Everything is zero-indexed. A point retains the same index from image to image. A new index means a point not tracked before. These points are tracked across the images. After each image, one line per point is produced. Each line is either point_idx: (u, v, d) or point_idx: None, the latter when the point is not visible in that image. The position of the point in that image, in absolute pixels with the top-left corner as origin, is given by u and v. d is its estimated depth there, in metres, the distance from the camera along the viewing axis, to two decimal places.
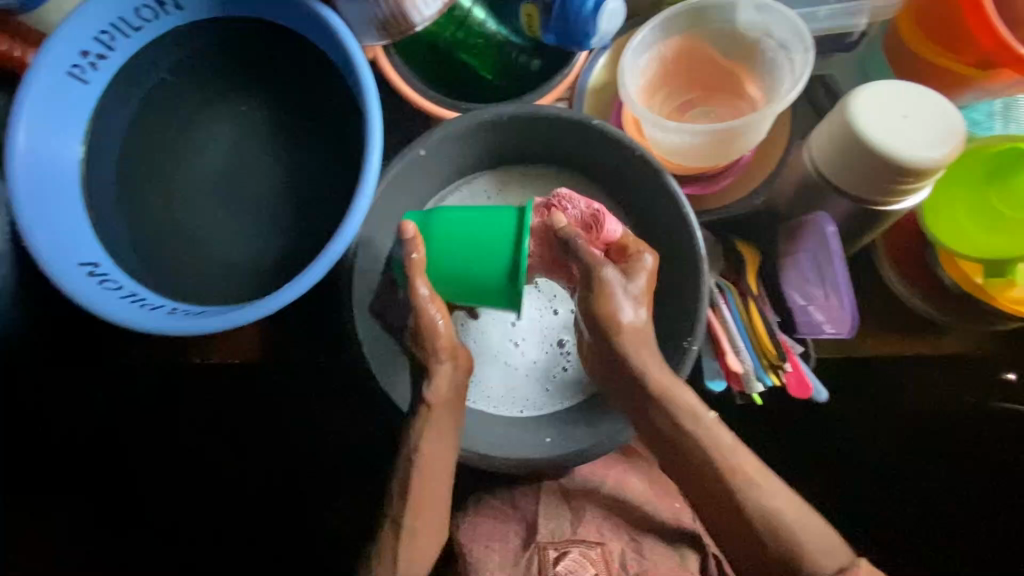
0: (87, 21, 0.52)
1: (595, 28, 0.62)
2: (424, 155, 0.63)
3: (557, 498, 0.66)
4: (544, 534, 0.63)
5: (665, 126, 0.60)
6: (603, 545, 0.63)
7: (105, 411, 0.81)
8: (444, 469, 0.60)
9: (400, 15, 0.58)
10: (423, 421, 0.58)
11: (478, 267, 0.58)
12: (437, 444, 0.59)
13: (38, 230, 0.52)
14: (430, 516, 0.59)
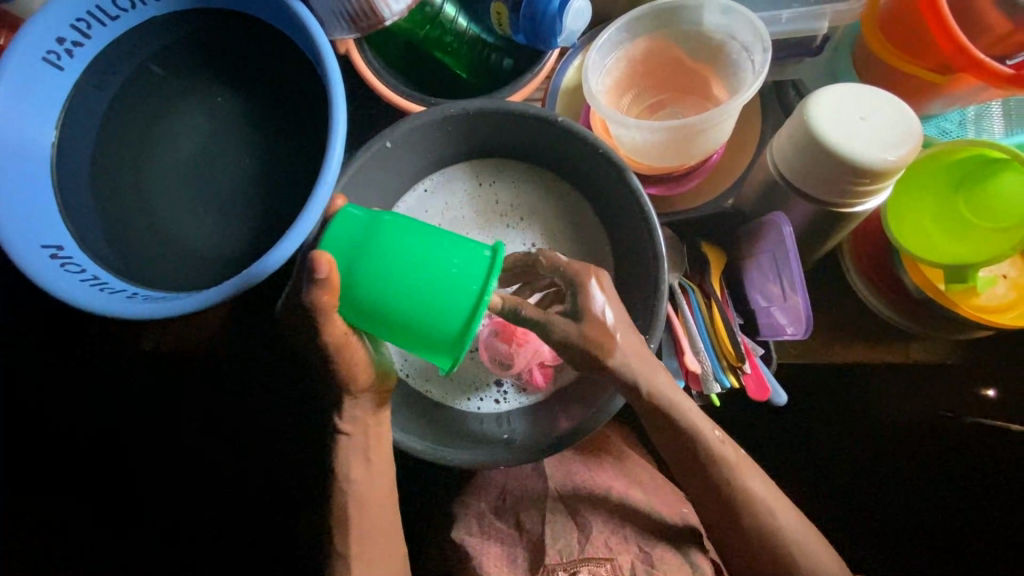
0: (63, 10, 0.66)
1: (561, 25, 0.64)
2: (390, 146, 0.66)
3: (564, 517, 0.71)
4: (552, 555, 0.67)
5: (627, 125, 0.60)
6: (612, 561, 0.67)
7: (106, 412, 0.92)
8: (381, 488, 0.70)
9: (370, 10, 0.64)
10: (353, 452, 0.68)
11: (432, 310, 0.55)
12: (376, 475, 0.70)
13: (4, 209, 0.64)
14: (373, 539, 0.69)
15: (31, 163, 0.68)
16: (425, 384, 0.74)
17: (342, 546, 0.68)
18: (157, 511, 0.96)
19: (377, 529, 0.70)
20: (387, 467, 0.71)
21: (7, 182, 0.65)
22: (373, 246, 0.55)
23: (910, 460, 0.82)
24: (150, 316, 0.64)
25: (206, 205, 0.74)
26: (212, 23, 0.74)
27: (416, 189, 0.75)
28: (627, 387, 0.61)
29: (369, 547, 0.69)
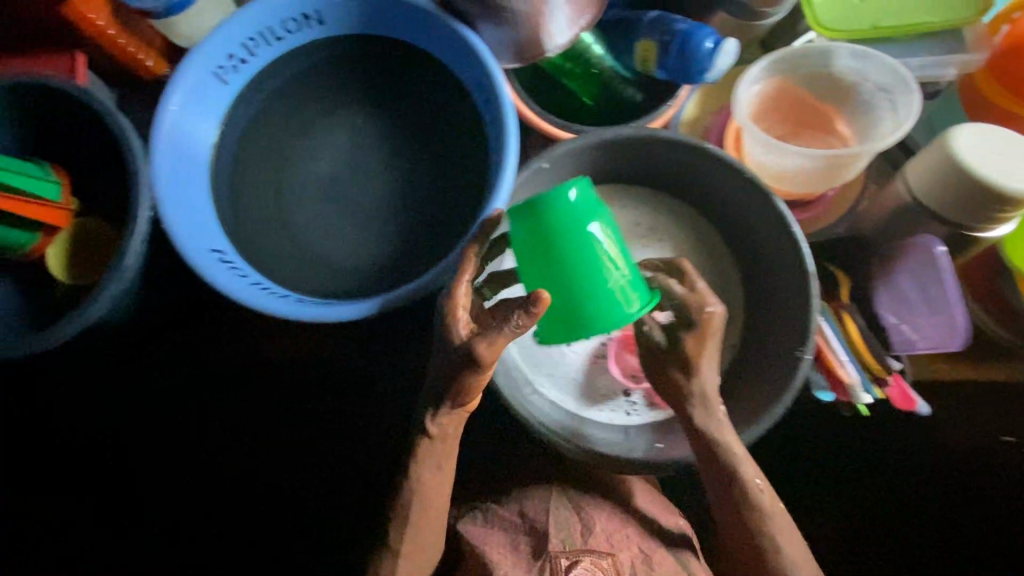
0: (237, 29, 0.70)
1: (710, 65, 0.69)
2: (547, 166, 0.70)
3: (567, 509, 0.74)
4: (556, 543, 0.69)
5: (790, 153, 0.65)
6: (613, 556, 0.69)
7: (115, 408, 0.92)
8: (439, 483, 0.68)
9: (537, 42, 0.69)
10: (423, 451, 0.66)
11: (582, 291, 0.59)
12: (430, 475, 0.67)
13: (173, 212, 0.66)
14: (423, 532, 0.69)
15: (190, 169, 0.70)
16: (559, 394, 0.74)
17: (395, 538, 0.69)
18: (157, 511, 0.94)
19: (425, 531, 0.69)
20: (446, 475, 0.69)
21: (177, 186, 0.68)
22: (563, 220, 0.58)
23: (954, 475, 0.87)
24: (331, 317, 0.66)
25: (343, 221, 0.74)
26: (364, 46, 0.76)
27: None
28: (700, 403, 0.66)
29: (421, 536, 0.69)
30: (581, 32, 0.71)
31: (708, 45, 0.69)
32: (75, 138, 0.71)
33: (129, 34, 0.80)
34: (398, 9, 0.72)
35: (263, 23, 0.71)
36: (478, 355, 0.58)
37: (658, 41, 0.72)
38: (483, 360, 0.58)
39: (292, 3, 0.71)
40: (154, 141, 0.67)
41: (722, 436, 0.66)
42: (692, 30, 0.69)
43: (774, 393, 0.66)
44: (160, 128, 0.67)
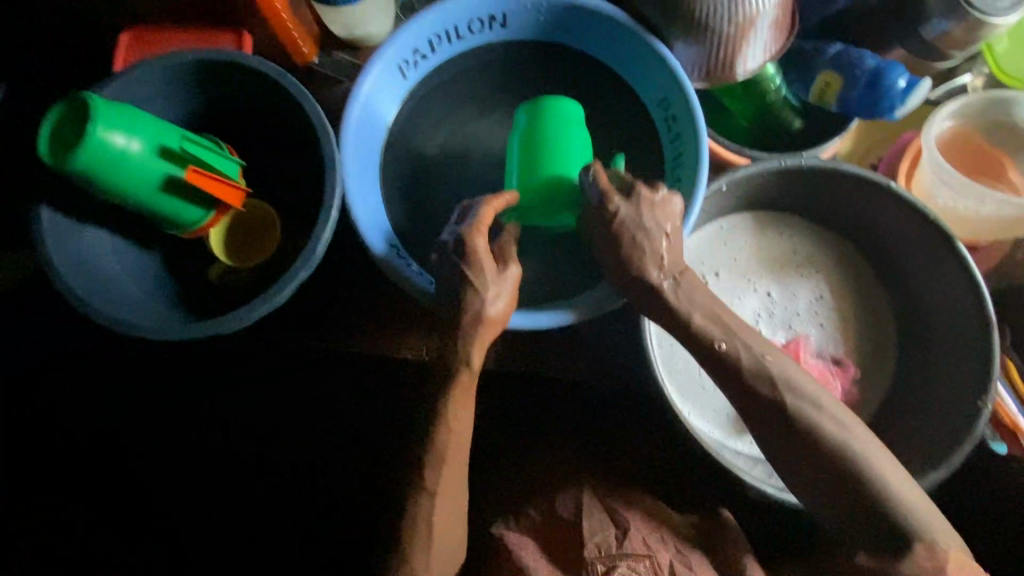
0: (426, 26, 0.69)
1: (903, 101, 0.70)
2: (722, 188, 0.72)
3: (601, 512, 0.70)
4: (591, 549, 0.66)
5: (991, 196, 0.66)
6: (651, 558, 0.66)
7: (114, 410, 0.89)
8: (462, 443, 0.64)
9: (729, 64, 0.68)
10: (458, 393, 0.62)
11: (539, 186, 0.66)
12: (456, 431, 0.63)
13: (356, 203, 0.66)
14: (452, 477, 0.63)
15: (367, 161, 0.69)
16: (706, 423, 0.75)
17: (432, 480, 0.63)
18: (173, 505, 0.93)
19: (458, 490, 0.64)
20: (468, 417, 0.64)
21: (361, 178, 0.68)
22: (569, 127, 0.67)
23: None
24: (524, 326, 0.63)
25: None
26: (540, 52, 0.75)
27: (713, 226, 0.78)
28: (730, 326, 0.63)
29: (450, 504, 0.64)
30: (771, 59, 0.70)
31: (900, 83, 0.69)
32: (242, 116, 0.70)
33: (295, 18, 0.80)
34: (585, 18, 0.70)
35: (450, 20, 0.70)
36: (511, 272, 0.62)
37: (845, 76, 0.71)
38: (512, 276, 0.62)
39: (483, 5, 0.70)
40: (343, 134, 0.66)
41: (775, 370, 0.62)
42: (887, 66, 0.69)
43: (945, 445, 0.65)
44: (348, 120, 0.66)
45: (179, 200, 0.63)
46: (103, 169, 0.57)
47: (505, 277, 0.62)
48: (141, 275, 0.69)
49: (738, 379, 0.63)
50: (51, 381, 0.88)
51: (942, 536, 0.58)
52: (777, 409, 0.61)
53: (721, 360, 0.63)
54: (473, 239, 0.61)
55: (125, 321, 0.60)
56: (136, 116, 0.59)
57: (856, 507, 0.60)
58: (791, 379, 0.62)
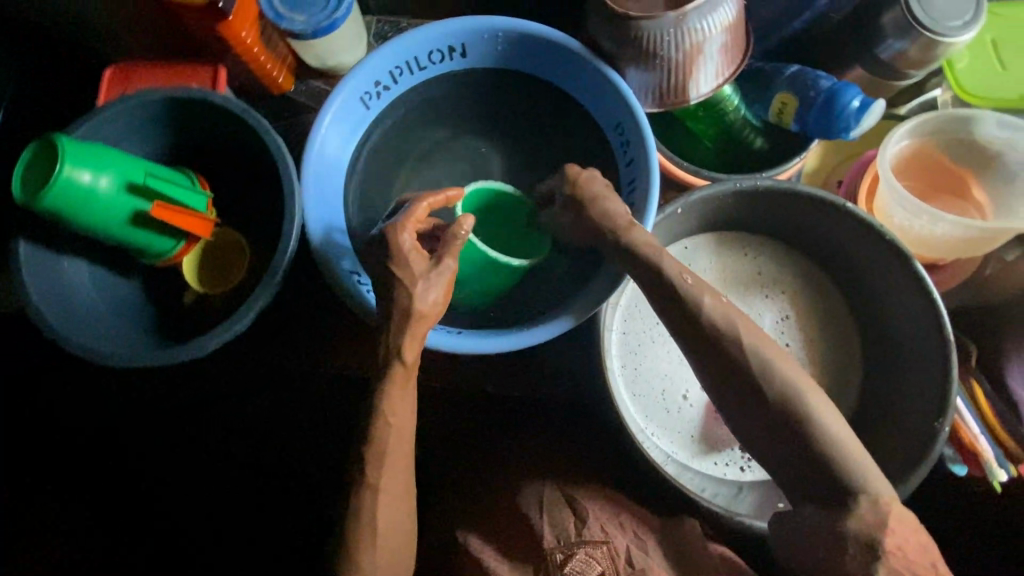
0: (386, 58, 0.72)
1: (856, 124, 0.69)
2: (680, 212, 0.72)
3: (561, 502, 0.68)
4: (549, 538, 0.64)
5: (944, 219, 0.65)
6: (608, 544, 0.64)
7: (114, 411, 0.90)
8: (410, 418, 0.62)
9: (681, 88, 0.69)
10: (393, 383, 0.60)
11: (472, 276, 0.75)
12: (404, 406, 0.61)
13: (317, 230, 0.68)
14: (395, 473, 0.61)
15: (331, 190, 0.72)
16: (670, 445, 0.75)
17: (372, 475, 0.60)
18: (179, 506, 0.92)
19: (403, 486, 0.62)
20: (407, 410, 0.62)
21: (323, 207, 0.70)
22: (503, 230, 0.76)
23: None
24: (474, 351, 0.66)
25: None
26: (500, 80, 0.77)
27: (678, 245, 0.78)
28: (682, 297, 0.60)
29: (398, 480, 0.61)
30: (726, 82, 0.71)
31: (854, 103, 0.69)
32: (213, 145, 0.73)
33: (270, 53, 0.83)
34: (541, 46, 0.72)
35: (411, 52, 0.73)
36: (447, 263, 0.62)
37: (800, 96, 0.72)
38: (448, 268, 0.61)
39: (441, 37, 0.72)
40: (303, 166, 0.68)
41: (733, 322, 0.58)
42: (841, 88, 0.69)
43: (907, 466, 0.64)
44: (310, 151, 0.69)
45: (148, 231, 0.66)
46: (73, 205, 0.60)
47: (439, 270, 0.61)
48: (116, 302, 0.72)
49: (701, 330, 0.59)
50: (52, 381, 0.91)
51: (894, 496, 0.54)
52: (733, 358, 0.57)
53: (686, 307, 0.60)
54: (399, 235, 0.62)
55: (94, 349, 0.63)
56: (106, 153, 0.62)
57: (808, 464, 0.55)
58: (751, 328, 0.58)
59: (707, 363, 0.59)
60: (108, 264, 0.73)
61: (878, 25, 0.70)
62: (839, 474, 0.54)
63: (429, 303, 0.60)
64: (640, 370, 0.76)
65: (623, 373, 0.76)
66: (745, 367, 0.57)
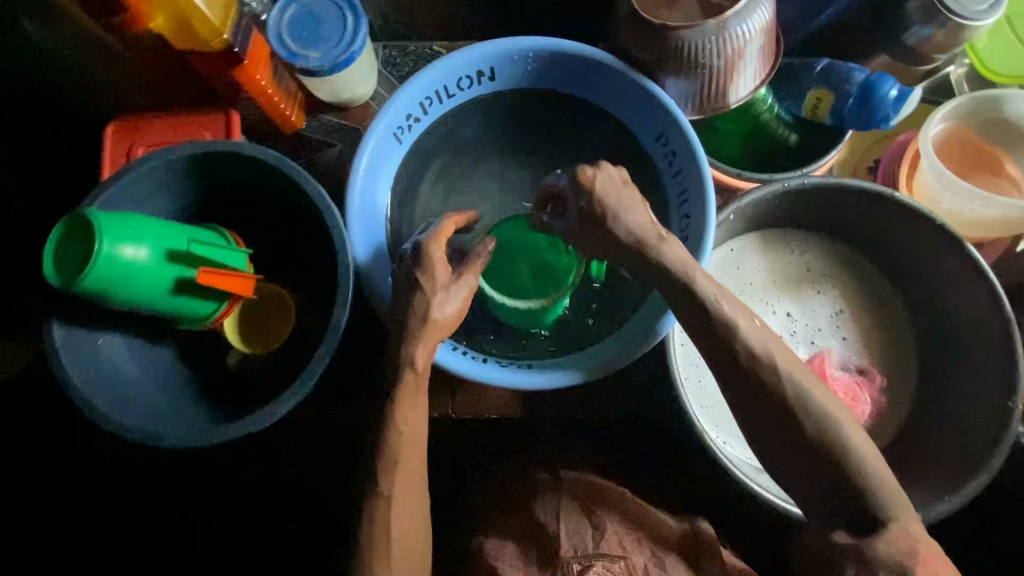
0: (416, 90, 0.69)
1: (894, 113, 0.70)
2: (732, 218, 0.72)
3: (577, 514, 0.68)
4: (566, 548, 0.65)
5: (993, 202, 0.67)
6: (626, 559, 0.64)
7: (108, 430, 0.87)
8: (421, 430, 0.61)
9: (721, 93, 0.69)
10: (401, 394, 0.59)
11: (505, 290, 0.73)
12: (415, 418, 0.60)
13: (369, 275, 0.66)
14: (411, 487, 0.60)
15: (376, 232, 0.69)
16: (743, 451, 0.75)
17: (386, 485, 0.59)
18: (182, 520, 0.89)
19: (417, 500, 0.60)
20: (420, 420, 0.60)
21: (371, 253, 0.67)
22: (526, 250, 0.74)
23: None
24: (549, 386, 0.63)
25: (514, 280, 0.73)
26: (531, 99, 0.75)
27: (725, 249, 0.78)
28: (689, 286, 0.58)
29: (413, 490, 0.60)
30: (762, 83, 0.70)
31: (892, 93, 0.70)
32: (237, 193, 0.69)
33: (278, 88, 0.77)
34: (573, 63, 0.70)
35: (440, 82, 0.71)
36: (467, 282, 0.62)
37: (835, 90, 0.72)
38: (468, 287, 0.62)
39: (469, 62, 0.70)
40: (349, 213, 0.65)
41: (763, 345, 0.55)
42: (876, 79, 0.70)
43: (983, 449, 0.65)
44: (351, 195, 0.66)
45: (191, 298, 0.62)
46: (114, 283, 0.56)
47: (457, 285, 0.62)
48: (147, 365, 0.67)
49: (731, 356, 0.56)
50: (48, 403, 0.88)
51: (911, 521, 0.52)
52: (763, 380, 0.55)
53: (709, 325, 0.57)
54: (429, 247, 0.62)
55: (150, 431, 0.59)
56: (141, 222, 0.58)
57: (830, 483, 0.54)
58: (780, 349, 0.56)
59: (736, 389, 0.56)
60: (142, 333, 0.68)
61: (905, 13, 0.70)
62: (863, 497, 0.53)
63: (447, 319, 0.61)
64: (704, 381, 0.76)
65: (689, 386, 0.75)
66: (767, 383, 0.55)
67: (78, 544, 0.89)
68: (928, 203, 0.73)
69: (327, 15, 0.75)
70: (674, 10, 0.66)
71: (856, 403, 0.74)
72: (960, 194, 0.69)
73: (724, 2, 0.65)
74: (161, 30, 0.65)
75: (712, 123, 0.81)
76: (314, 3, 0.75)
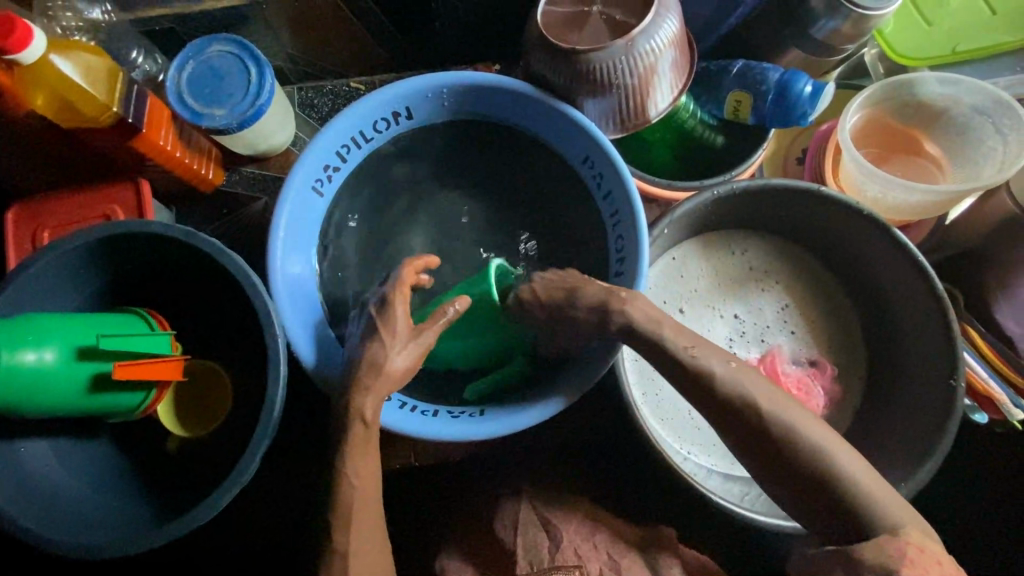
0: (330, 140, 0.67)
1: (812, 109, 0.71)
2: (667, 232, 0.72)
3: (536, 526, 0.64)
4: (523, 564, 0.61)
5: (913, 189, 0.68)
6: (582, 568, 0.60)
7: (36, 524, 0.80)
8: (376, 480, 0.59)
9: (640, 109, 0.68)
10: (353, 445, 0.57)
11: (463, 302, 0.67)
12: (368, 471, 0.58)
13: (302, 339, 0.63)
14: (367, 535, 0.58)
15: (305, 292, 0.66)
16: (709, 459, 0.74)
17: (342, 541, 0.57)
18: None
19: (377, 548, 0.58)
20: (375, 472, 0.59)
21: (301, 316, 0.64)
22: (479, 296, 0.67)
23: None
24: (501, 433, 0.61)
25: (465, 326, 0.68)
26: (451, 133, 0.73)
27: (666, 258, 0.78)
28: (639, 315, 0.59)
29: (368, 538, 0.57)
30: (680, 94, 0.70)
31: (807, 89, 0.70)
32: (150, 269, 0.65)
33: (186, 148, 0.73)
34: (489, 95, 0.69)
35: (355, 128, 0.68)
36: (427, 339, 0.61)
37: (753, 92, 0.72)
38: (426, 345, 0.61)
39: (383, 104, 0.68)
40: (271, 279, 0.62)
41: (737, 383, 0.56)
42: (790, 77, 0.70)
43: (933, 429, 0.66)
44: (273, 257, 0.63)
45: (111, 392, 0.58)
46: (19, 392, 0.52)
47: (417, 341, 0.60)
48: (65, 460, 0.63)
49: (710, 391, 0.57)
50: None
51: (913, 525, 0.51)
52: (743, 410, 0.56)
53: (684, 366, 0.58)
54: (393, 297, 0.61)
55: (86, 544, 0.55)
56: (42, 323, 0.54)
57: (822, 502, 0.53)
58: (752, 377, 0.57)
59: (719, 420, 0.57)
60: (68, 432, 0.64)
61: (810, 7, 0.70)
62: (856, 514, 0.52)
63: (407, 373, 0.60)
64: (662, 395, 0.76)
65: (647, 402, 0.75)
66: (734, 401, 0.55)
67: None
68: (852, 193, 0.75)
69: (227, 69, 0.71)
70: (583, 32, 0.65)
71: (810, 398, 0.75)
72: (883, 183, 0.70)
73: (630, 19, 0.65)
74: (42, 110, 0.62)
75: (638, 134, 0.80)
76: (213, 58, 0.71)
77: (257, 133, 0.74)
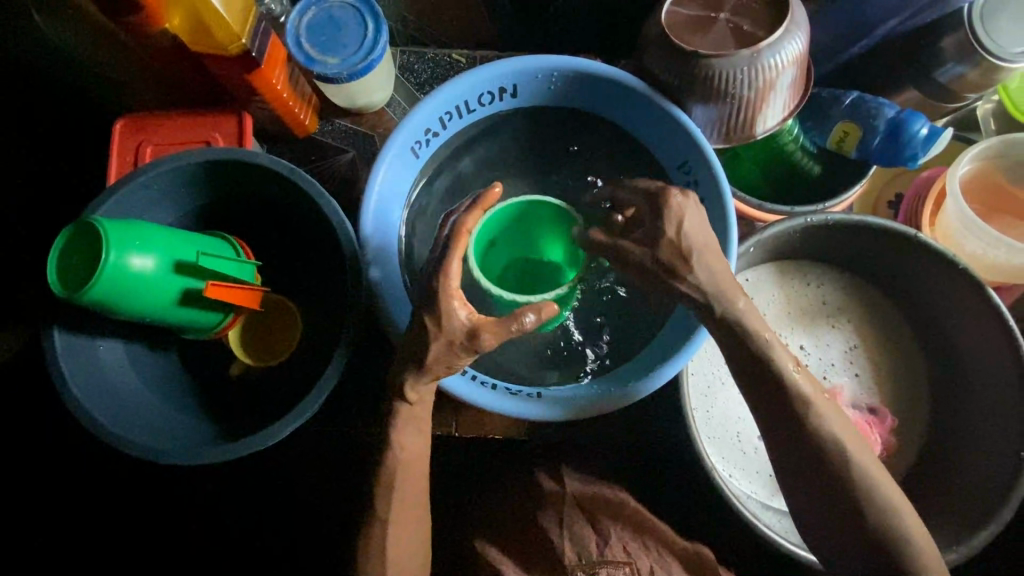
0: (436, 105, 0.68)
1: (923, 151, 0.69)
2: (753, 250, 0.70)
3: (582, 522, 0.66)
4: (570, 555, 0.63)
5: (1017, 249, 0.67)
6: (631, 564, 0.63)
7: None
8: (423, 454, 0.60)
9: (748, 123, 0.67)
10: (399, 419, 0.57)
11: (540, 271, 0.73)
12: (414, 443, 0.59)
13: (381, 290, 0.64)
14: (407, 495, 0.59)
15: (390, 246, 0.67)
16: (749, 485, 0.73)
17: (383, 508, 0.58)
18: (170, 517, 0.86)
19: (418, 495, 0.60)
20: (422, 440, 0.60)
21: (384, 269, 0.65)
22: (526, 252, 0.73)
23: None
24: (563, 416, 0.62)
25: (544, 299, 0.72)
26: (552, 117, 0.73)
27: (740, 277, 0.76)
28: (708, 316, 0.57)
29: (410, 512, 0.59)
30: (791, 114, 0.69)
31: (922, 131, 0.68)
32: (247, 199, 0.67)
33: (293, 91, 0.75)
34: (598, 83, 0.69)
35: (461, 97, 0.69)
36: (480, 343, 0.53)
37: (863, 126, 0.70)
38: (482, 349, 0.54)
39: (492, 78, 0.69)
40: (362, 229, 0.64)
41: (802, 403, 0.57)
42: (906, 117, 0.68)
43: (995, 496, 0.64)
44: (366, 209, 0.65)
45: (196, 310, 0.60)
46: (117, 294, 0.54)
47: (466, 342, 0.54)
48: (134, 360, 0.65)
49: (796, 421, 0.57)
50: (40, 401, 0.85)
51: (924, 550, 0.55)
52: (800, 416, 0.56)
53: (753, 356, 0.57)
54: (447, 277, 0.53)
55: (148, 447, 0.57)
56: (148, 230, 0.56)
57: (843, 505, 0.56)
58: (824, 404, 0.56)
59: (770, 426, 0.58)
60: (143, 338, 0.66)
61: (940, 47, 0.69)
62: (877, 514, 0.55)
63: (449, 368, 0.55)
64: (712, 413, 0.75)
65: (698, 413, 0.74)
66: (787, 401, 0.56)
67: (52, 548, 0.86)
68: (950, 243, 0.73)
69: (346, 20, 0.72)
70: (706, 36, 0.64)
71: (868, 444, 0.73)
72: (984, 239, 0.69)
73: (757, 31, 0.64)
74: (177, 31, 0.65)
75: (733, 150, 0.79)
76: (333, 8, 0.72)
77: (361, 87, 0.75)
